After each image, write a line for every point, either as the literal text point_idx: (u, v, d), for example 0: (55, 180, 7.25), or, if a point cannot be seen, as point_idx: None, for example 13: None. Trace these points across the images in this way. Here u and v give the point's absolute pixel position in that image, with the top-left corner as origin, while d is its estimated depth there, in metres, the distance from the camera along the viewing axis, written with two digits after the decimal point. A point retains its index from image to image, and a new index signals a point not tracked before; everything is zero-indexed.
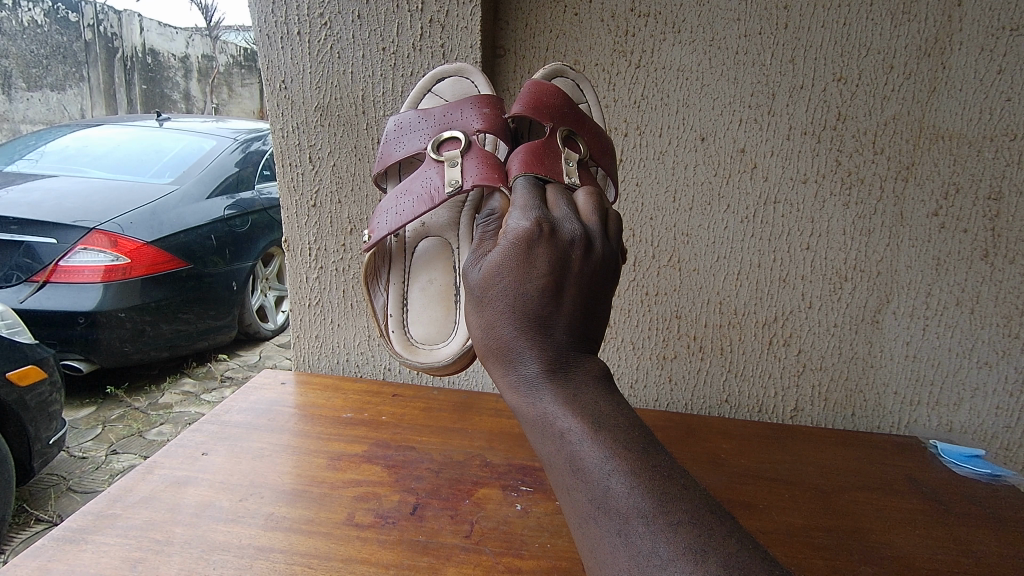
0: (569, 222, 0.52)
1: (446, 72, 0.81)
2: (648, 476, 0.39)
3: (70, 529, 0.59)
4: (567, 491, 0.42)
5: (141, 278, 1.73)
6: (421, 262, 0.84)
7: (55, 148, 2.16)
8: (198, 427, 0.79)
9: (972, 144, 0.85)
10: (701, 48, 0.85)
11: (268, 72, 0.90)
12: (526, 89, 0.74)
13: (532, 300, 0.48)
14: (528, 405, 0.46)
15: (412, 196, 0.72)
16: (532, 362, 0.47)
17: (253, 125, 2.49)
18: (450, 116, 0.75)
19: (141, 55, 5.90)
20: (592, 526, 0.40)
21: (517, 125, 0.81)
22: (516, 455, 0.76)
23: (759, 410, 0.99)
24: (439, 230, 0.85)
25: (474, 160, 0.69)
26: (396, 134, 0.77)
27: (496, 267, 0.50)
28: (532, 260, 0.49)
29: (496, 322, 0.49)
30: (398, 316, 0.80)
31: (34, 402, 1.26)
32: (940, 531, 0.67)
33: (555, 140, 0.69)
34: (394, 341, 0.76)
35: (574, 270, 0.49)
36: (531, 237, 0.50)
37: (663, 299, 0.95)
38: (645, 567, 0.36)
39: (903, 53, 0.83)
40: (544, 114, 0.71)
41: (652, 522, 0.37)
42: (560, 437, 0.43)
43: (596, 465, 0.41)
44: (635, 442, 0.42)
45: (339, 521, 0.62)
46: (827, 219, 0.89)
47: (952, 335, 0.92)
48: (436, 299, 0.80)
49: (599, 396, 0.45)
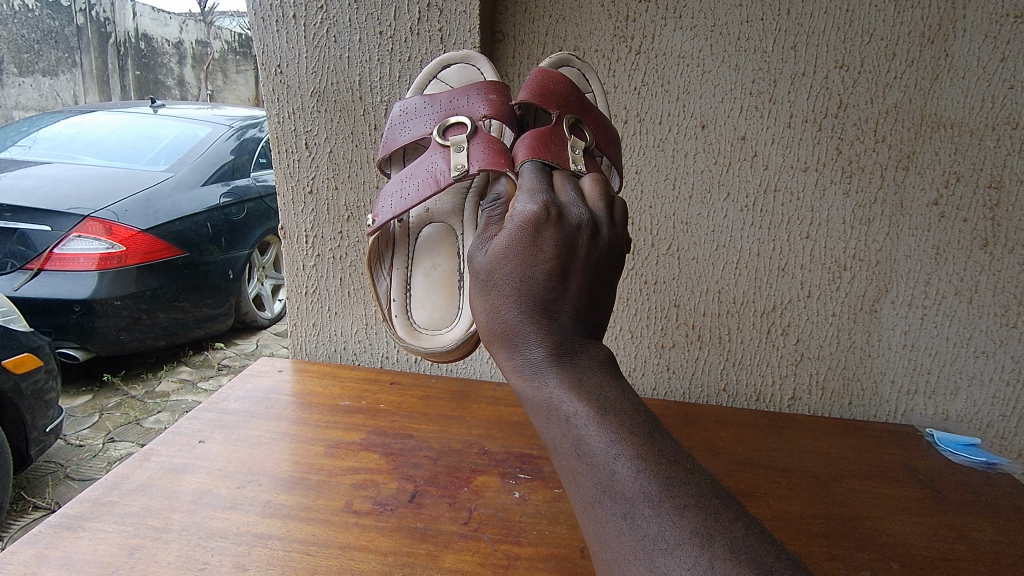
0: (576, 207, 0.52)
1: (453, 59, 0.80)
2: (654, 460, 0.39)
3: (68, 516, 0.59)
4: (571, 476, 0.42)
5: (137, 266, 1.72)
6: (424, 247, 0.83)
7: (48, 135, 2.14)
8: (196, 414, 0.78)
9: (974, 133, 0.84)
10: (702, 34, 0.84)
11: (263, 56, 0.89)
12: (533, 76, 0.73)
13: (538, 284, 0.48)
14: (533, 390, 0.46)
15: (417, 179, 0.71)
16: (537, 347, 0.47)
17: (248, 111, 2.47)
18: (456, 102, 0.74)
19: (134, 40, 5.84)
20: (597, 510, 0.39)
21: (523, 112, 0.81)
22: (514, 443, 0.76)
23: (756, 399, 1.00)
24: (442, 216, 0.84)
25: (480, 145, 0.69)
26: (401, 119, 0.76)
27: (502, 250, 0.50)
28: (537, 245, 0.49)
29: (501, 307, 0.49)
30: (400, 301, 0.79)
31: (29, 389, 1.26)
32: (936, 517, 0.67)
33: (562, 128, 0.68)
34: (397, 326, 0.76)
35: (580, 255, 0.49)
36: (538, 220, 0.49)
37: (661, 287, 0.95)
38: (651, 552, 0.36)
39: (906, 39, 0.82)
40: (551, 102, 0.71)
41: (657, 505, 0.37)
42: (565, 421, 0.43)
43: (602, 449, 0.40)
44: (640, 427, 0.42)
45: (337, 508, 0.62)
46: (827, 207, 0.89)
47: (950, 324, 0.92)
48: (439, 284, 0.80)
49: (604, 380, 0.45)
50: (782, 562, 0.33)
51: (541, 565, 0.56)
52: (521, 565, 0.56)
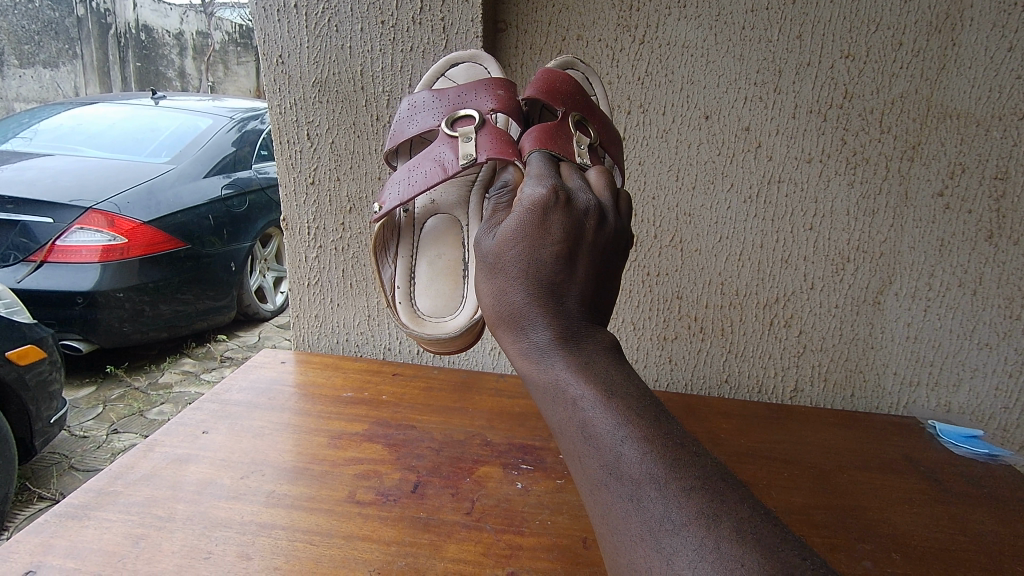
0: (583, 193, 0.53)
1: (460, 58, 0.80)
2: (660, 443, 0.39)
3: (72, 506, 0.59)
4: (577, 459, 0.42)
5: (139, 258, 1.72)
6: (429, 238, 0.84)
7: (49, 127, 2.13)
8: (199, 405, 0.79)
9: (980, 123, 0.84)
10: (706, 23, 0.84)
11: (265, 46, 0.89)
12: (539, 75, 0.73)
13: (545, 266, 0.49)
14: (540, 372, 0.46)
15: (424, 167, 0.71)
16: (543, 330, 0.47)
17: (250, 104, 2.47)
18: (465, 97, 0.74)
19: (135, 32, 5.82)
20: (603, 493, 0.39)
21: (529, 109, 0.80)
22: (516, 434, 0.76)
23: (759, 391, 1.00)
24: (447, 208, 0.85)
25: (488, 136, 0.69)
26: (409, 112, 0.76)
27: (510, 233, 0.50)
28: (546, 227, 0.50)
29: (508, 289, 0.49)
30: (404, 288, 0.79)
31: (33, 381, 1.26)
32: (938, 508, 0.67)
33: (568, 124, 0.68)
34: (401, 313, 0.75)
35: (587, 239, 0.50)
36: (547, 203, 0.51)
37: (664, 279, 0.95)
38: (657, 533, 0.36)
39: (913, 29, 0.82)
40: (557, 99, 0.71)
41: (664, 487, 0.37)
42: (571, 405, 0.43)
43: (608, 432, 0.40)
44: (646, 411, 0.42)
45: (341, 498, 0.62)
46: (832, 198, 0.89)
47: (953, 316, 0.92)
48: (443, 273, 0.80)
49: (610, 365, 0.45)
50: (788, 544, 0.33)
51: (543, 555, 0.56)
52: (524, 554, 0.56)
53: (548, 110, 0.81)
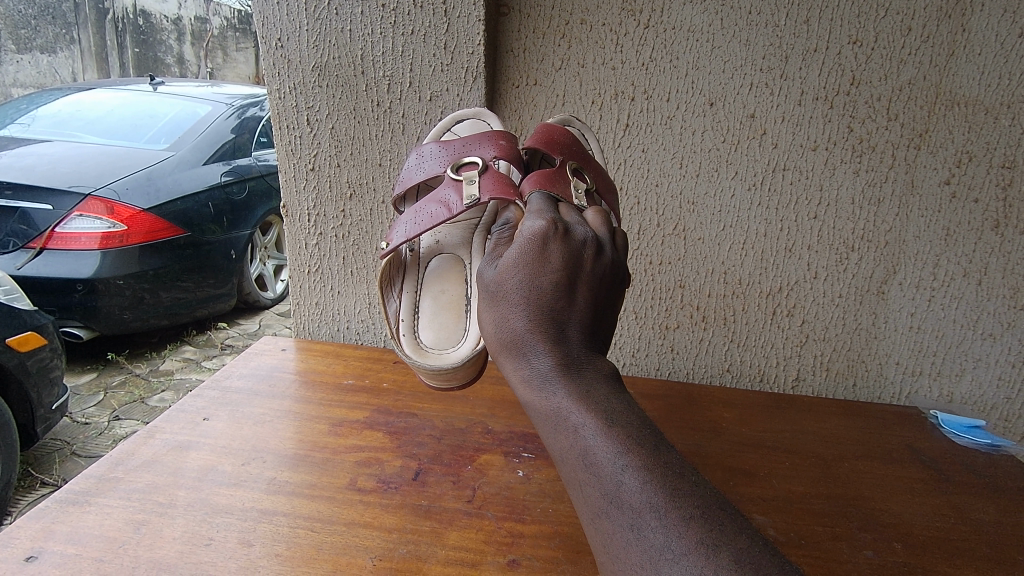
0: (581, 226, 0.54)
1: (465, 115, 0.81)
2: (660, 472, 0.39)
3: (73, 491, 0.59)
4: (578, 486, 0.42)
5: (139, 245, 1.72)
6: (432, 275, 0.84)
7: (47, 112, 2.12)
8: (199, 392, 0.78)
9: (989, 112, 0.83)
10: (712, 8, 0.82)
11: (264, 29, 0.87)
12: (537, 128, 0.74)
13: (546, 293, 0.50)
14: (540, 399, 0.46)
15: (428, 209, 0.70)
16: (545, 357, 0.47)
17: (250, 90, 2.45)
18: (469, 147, 0.74)
19: (132, 17, 5.76)
20: (604, 519, 0.39)
21: (531, 157, 0.79)
22: (518, 422, 0.76)
23: (760, 379, 1.00)
24: (451, 247, 0.86)
25: (490, 178, 0.69)
26: (418, 160, 0.76)
27: (510, 262, 0.52)
28: (545, 256, 0.51)
29: (510, 316, 0.50)
30: (409, 321, 0.79)
31: (34, 367, 1.26)
32: (940, 499, 0.67)
33: (565, 171, 0.68)
34: (405, 345, 0.74)
35: (585, 268, 0.51)
36: (546, 233, 0.52)
37: (666, 267, 0.94)
38: (657, 562, 0.36)
39: (923, 14, 0.81)
40: (554, 149, 0.71)
41: (664, 516, 0.37)
42: (572, 432, 0.43)
43: (609, 460, 0.40)
44: (646, 438, 0.41)
45: (341, 486, 0.62)
46: (837, 186, 0.88)
47: (958, 306, 0.92)
48: (447, 307, 0.80)
49: (610, 393, 0.45)
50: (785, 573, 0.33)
51: (544, 543, 0.56)
52: (524, 542, 0.56)
53: (548, 160, 0.81)
